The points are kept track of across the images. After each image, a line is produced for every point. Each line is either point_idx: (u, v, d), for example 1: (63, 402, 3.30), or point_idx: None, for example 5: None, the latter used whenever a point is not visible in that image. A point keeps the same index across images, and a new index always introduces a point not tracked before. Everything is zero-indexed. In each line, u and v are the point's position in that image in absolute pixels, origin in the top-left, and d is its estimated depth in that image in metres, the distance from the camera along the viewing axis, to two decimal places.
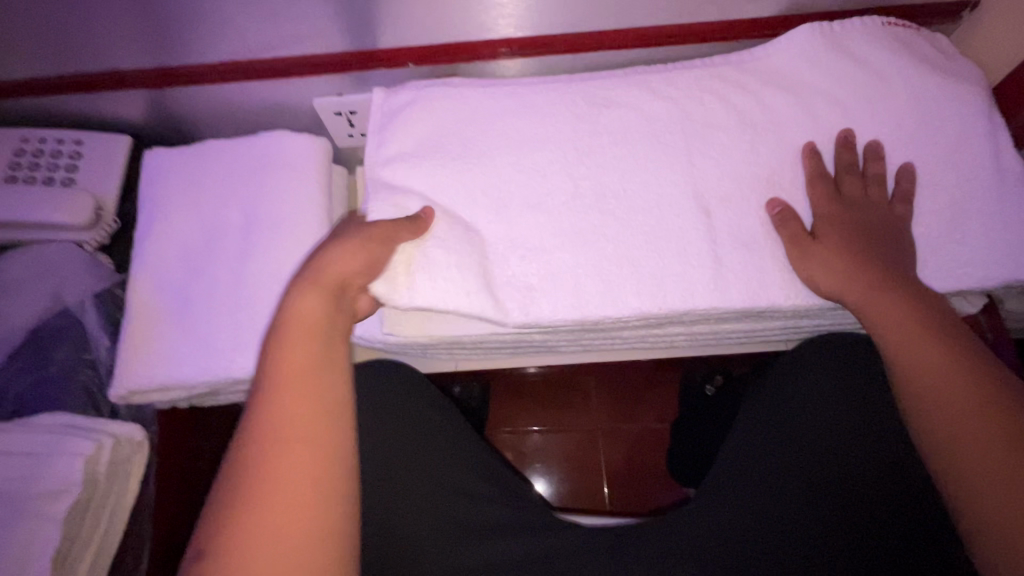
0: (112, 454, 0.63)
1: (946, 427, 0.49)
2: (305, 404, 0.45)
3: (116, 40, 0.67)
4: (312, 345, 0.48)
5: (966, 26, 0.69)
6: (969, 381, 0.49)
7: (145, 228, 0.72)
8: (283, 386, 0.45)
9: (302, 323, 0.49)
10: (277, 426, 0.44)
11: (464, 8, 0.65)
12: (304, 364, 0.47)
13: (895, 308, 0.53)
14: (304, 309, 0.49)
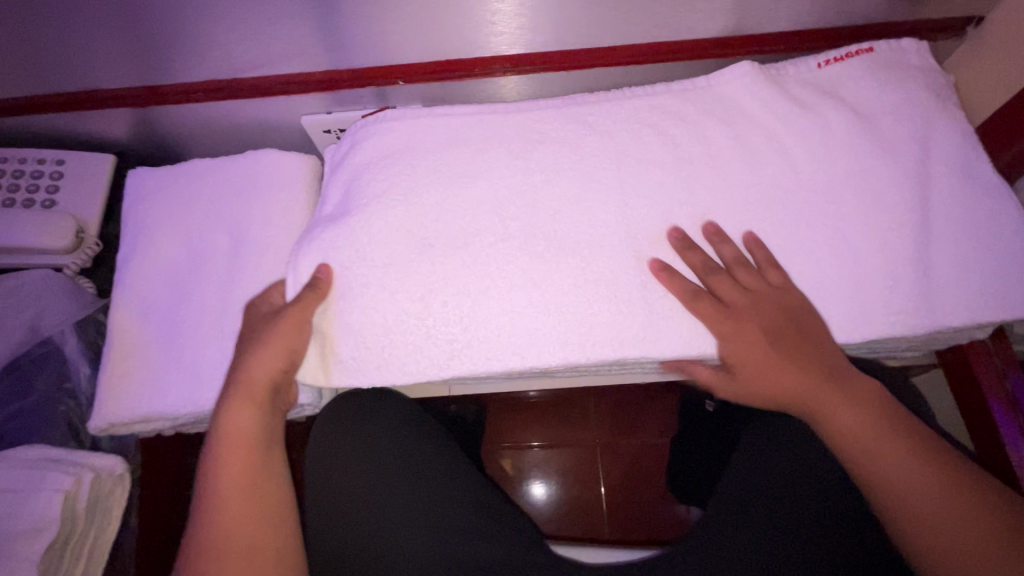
0: (93, 488, 0.61)
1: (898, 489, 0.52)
2: (252, 505, 0.56)
3: (96, 58, 0.65)
4: (241, 450, 0.57)
5: (971, 42, 0.67)
6: (919, 468, 0.52)
7: (128, 252, 0.70)
8: (234, 494, 0.56)
9: (236, 438, 0.57)
10: (236, 526, 0.55)
11: (456, 25, 0.63)
12: (242, 472, 0.57)
13: (827, 381, 0.55)
14: (239, 423, 0.57)
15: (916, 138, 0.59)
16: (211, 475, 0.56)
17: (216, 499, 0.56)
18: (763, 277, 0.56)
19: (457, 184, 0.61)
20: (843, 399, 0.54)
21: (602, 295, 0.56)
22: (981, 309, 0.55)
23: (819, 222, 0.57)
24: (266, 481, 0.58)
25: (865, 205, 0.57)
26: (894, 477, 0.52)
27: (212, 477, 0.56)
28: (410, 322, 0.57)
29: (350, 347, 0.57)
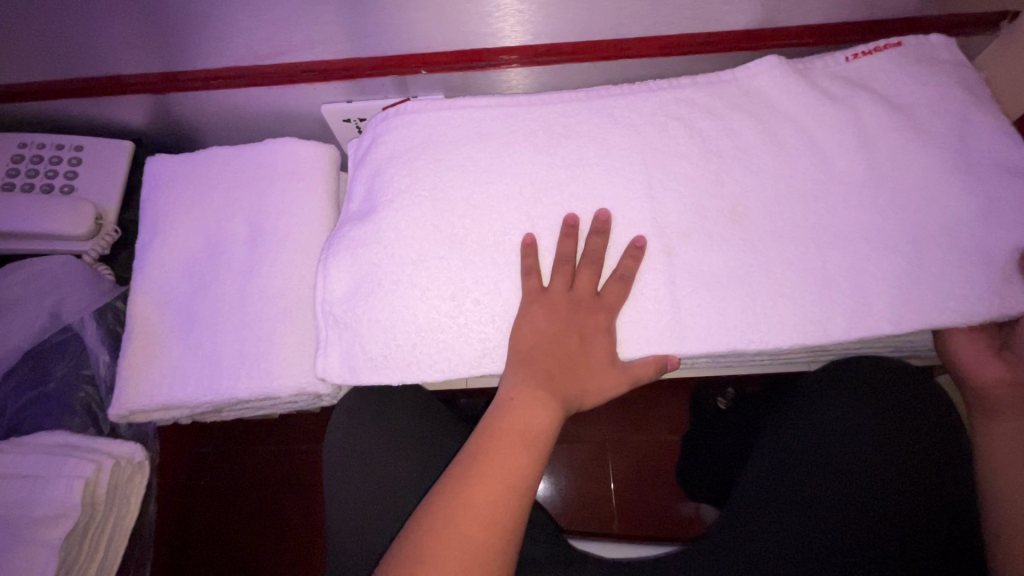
0: (113, 475, 0.61)
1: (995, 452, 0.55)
2: (509, 501, 0.48)
3: (117, 42, 0.64)
4: (529, 445, 0.52)
5: (1004, 38, 0.65)
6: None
7: (146, 240, 0.70)
8: (485, 486, 0.48)
9: (519, 426, 0.52)
10: (481, 514, 0.47)
11: (481, 14, 0.62)
12: (521, 466, 0.50)
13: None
14: (532, 412, 0.53)
15: (950, 135, 0.58)
16: (476, 459, 0.50)
17: (461, 487, 0.48)
18: (794, 270, 0.56)
19: (482, 178, 0.60)
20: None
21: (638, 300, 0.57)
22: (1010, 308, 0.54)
23: (849, 219, 0.57)
24: (525, 493, 0.49)
25: (897, 201, 0.57)
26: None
27: (468, 467, 0.50)
28: (439, 319, 0.57)
29: (378, 345, 0.57)
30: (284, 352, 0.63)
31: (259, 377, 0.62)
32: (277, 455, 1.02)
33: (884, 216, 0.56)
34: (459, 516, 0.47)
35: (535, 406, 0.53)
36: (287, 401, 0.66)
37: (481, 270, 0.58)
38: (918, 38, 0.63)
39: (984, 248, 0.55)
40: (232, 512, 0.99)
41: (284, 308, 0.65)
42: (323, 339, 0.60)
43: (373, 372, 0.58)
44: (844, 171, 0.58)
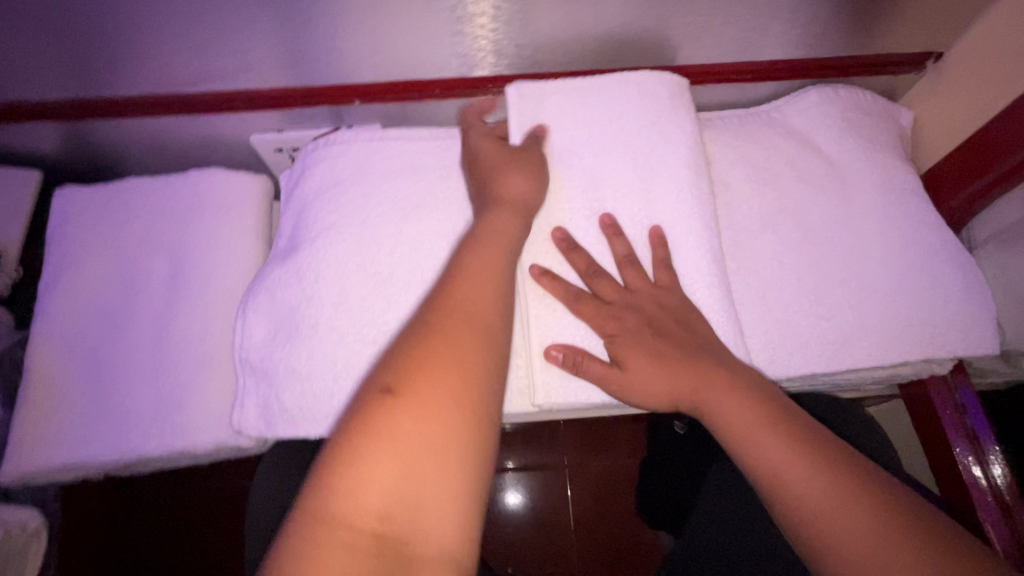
0: (2, 547, 0.55)
1: (806, 508, 0.42)
2: (455, 391, 0.34)
3: (18, 66, 0.59)
4: (479, 328, 0.38)
5: (930, 76, 0.67)
6: (786, 441, 0.45)
7: (51, 278, 0.64)
8: (423, 380, 0.34)
9: (455, 321, 0.38)
10: (423, 395, 0.34)
11: (414, 45, 0.60)
12: (467, 347, 0.36)
13: (725, 394, 0.48)
14: (476, 288, 0.41)
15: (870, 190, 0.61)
16: (409, 342, 0.36)
17: (388, 384, 0.34)
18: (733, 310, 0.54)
19: (412, 215, 0.58)
20: (767, 431, 0.46)
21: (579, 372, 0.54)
22: (934, 346, 0.56)
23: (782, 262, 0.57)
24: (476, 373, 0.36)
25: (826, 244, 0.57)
26: (788, 474, 0.44)
27: (393, 365, 0.35)
28: (362, 365, 0.53)
29: (298, 395, 0.54)
30: (201, 403, 0.58)
31: (172, 430, 0.57)
32: (215, 497, 0.96)
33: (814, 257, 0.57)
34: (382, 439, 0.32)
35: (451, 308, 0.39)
36: (208, 455, 0.61)
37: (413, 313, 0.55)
38: (834, 88, 0.65)
39: (901, 287, 0.57)
40: (162, 563, 0.92)
41: (203, 353, 0.60)
42: (241, 388, 0.56)
43: (291, 424, 0.54)
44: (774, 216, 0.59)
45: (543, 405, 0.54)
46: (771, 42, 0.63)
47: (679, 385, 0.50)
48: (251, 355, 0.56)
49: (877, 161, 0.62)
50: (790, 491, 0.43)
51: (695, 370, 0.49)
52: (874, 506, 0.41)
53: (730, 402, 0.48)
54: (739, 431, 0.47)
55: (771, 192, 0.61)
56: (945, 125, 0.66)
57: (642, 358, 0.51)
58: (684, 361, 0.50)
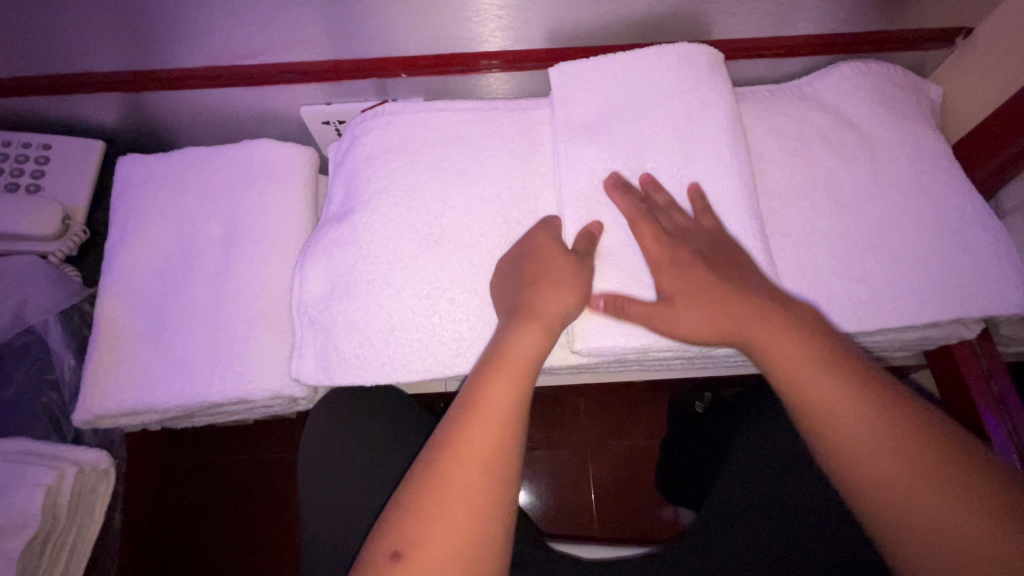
0: (76, 483, 0.59)
1: (858, 446, 0.44)
2: (501, 440, 0.45)
3: (92, 38, 0.63)
4: (518, 384, 0.48)
5: (959, 52, 0.69)
6: (840, 381, 0.47)
7: (116, 239, 0.68)
8: (478, 430, 0.45)
9: (490, 401, 0.46)
10: (477, 449, 0.44)
11: (460, 19, 0.63)
12: (509, 405, 0.46)
13: (775, 335, 0.50)
14: (525, 344, 0.50)
15: (899, 161, 0.63)
16: (466, 402, 0.46)
17: (456, 434, 0.45)
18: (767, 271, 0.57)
19: (459, 180, 0.61)
20: (817, 370, 0.48)
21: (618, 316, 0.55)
22: (963, 309, 0.57)
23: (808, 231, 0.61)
24: (516, 428, 0.46)
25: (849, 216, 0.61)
26: (841, 412, 0.46)
27: (458, 419, 0.46)
28: (415, 319, 0.57)
29: (354, 346, 0.57)
30: (258, 355, 0.62)
31: (231, 379, 0.61)
32: (251, 461, 1.00)
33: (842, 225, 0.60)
34: (447, 487, 0.43)
35: (495, 368, 0.48)
36: (262, 406, 0.65)
37: (463, 269, 0.58)
38: (864, 62, 0.67)
39: (929, 253, 0.59)
40: (202, 523, 0.96)
41: (258, 309, 0.64)
42: (299, 340, 0.59)
43: (348, 372, 0.57)
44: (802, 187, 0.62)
45: (582, 351, 0.56)
46: (804, 17, 0.65)
47: (726, 322, 0.51)
48: (308, 310, 0.59)
49: (907, 132, 0.64)
50: (843, 428, 0.45)
51: (745, 309, 0.51)
52: (924, 448, 0.43)
53: (784, 342, 0.49)
54: (796, 370, 0.48)
55: (802, 161, 0.63)
56: (974, 99, 0.68)
57: (692, 300, 0.52)
58: (733, 302, 0.51)
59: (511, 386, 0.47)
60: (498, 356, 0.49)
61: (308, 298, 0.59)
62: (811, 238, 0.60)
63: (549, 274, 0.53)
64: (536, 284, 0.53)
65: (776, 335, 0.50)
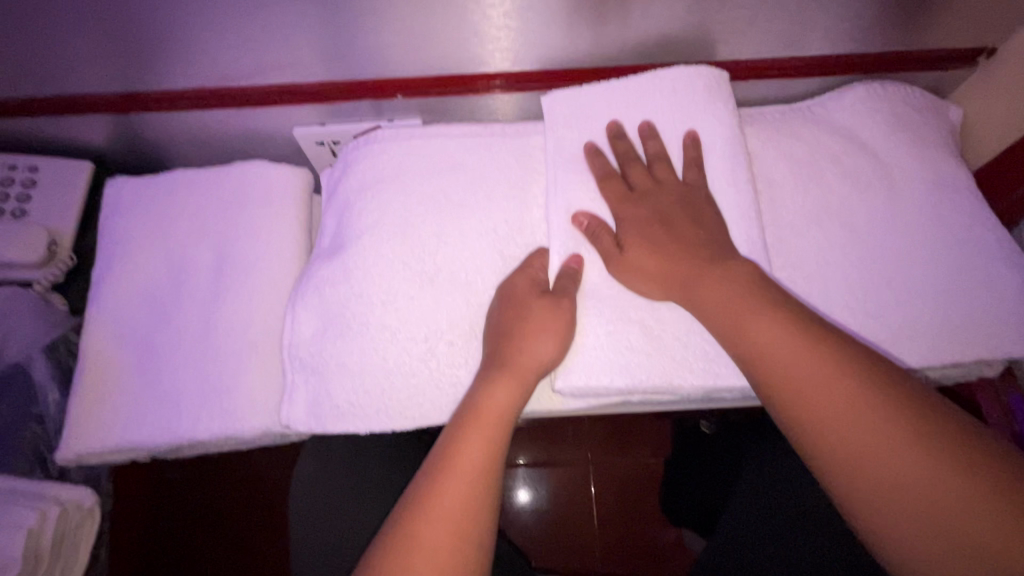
0: (59, 524, 0.57)
1: (817, 411, 0.41)
2: (473, 497, 0.42)
3: (76, 59, 0.61)
4: (493, 437, 0.45)
5: (981, 73, 0.66)
6: (794, 341, 0.44)
7: (104, 270, 0.66)
8: (451, 486, 0.42)
9: (462, 461, 0.43)
10: (444, 511, 0.40)
11: (458, 40, 0.60)
12: (484, 460, 0.43)
13: (726, 291, 0.48)
14: (498, 399, 0.47)
15: (917, 188, 0.60)
16: (435, 460, 0.43)
17: (428, 489, 0.42)
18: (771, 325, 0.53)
19: (455, 212, 0.58)
20: (769, 321, 0.45)
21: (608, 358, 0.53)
22: (986, 349, 0.55)
23: (820, 264, 0.58)
24: (490, 487, 0.43)
25: (862, 250, 0.58)
26: (796, 377, 0.42)
27: (428, 474, 0.43)
28: (411, 363, 0.54)
29: (346, 390, 0.55)
30: (247, 390, 0.60)
31: (219, 415, 0.59)
32: (249, 483, 0.98)
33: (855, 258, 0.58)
34: (411, 555, 0.39)
35: (467, 427, 0.45)
36: (252, 441, 0.63)
37: (462, 310, 0.55)
38: (881, 84, 0.64)
39: (949, 288, 0.56)
40: (198, 545, 0.95)
41: (248, 341, 0.62)
42: (289, 383, 0.57)
43: (342, 418, 0.55)
44: (814, 217, 0.60)
45: (564, 390, 0.53)
46: (817, 37, 0.62)
47: (682, 277, 0.50)
48: (300, 353, 0.57)
49: (925, 158, 0.61)
50: (798, 389, 0.42)
51: (707, 269, 0.49)
52: (892, 409, 0.40)
53: (732, 294, 0.47)
54: (751, 330, 0.45)
55: (816, 189, 0.61)
56: (999, 121, 0.64)
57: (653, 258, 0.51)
58: (701, 265, 0.50)
59: (483, 441, 0.44)
60: (470, 413, 0.46)
61: (291, 338, 0.57)
62: (824, 271, 0.58)
63: (526, 321, 0.51)
64: (512, 334, 0.50)
65: (732, 292, 0.47)
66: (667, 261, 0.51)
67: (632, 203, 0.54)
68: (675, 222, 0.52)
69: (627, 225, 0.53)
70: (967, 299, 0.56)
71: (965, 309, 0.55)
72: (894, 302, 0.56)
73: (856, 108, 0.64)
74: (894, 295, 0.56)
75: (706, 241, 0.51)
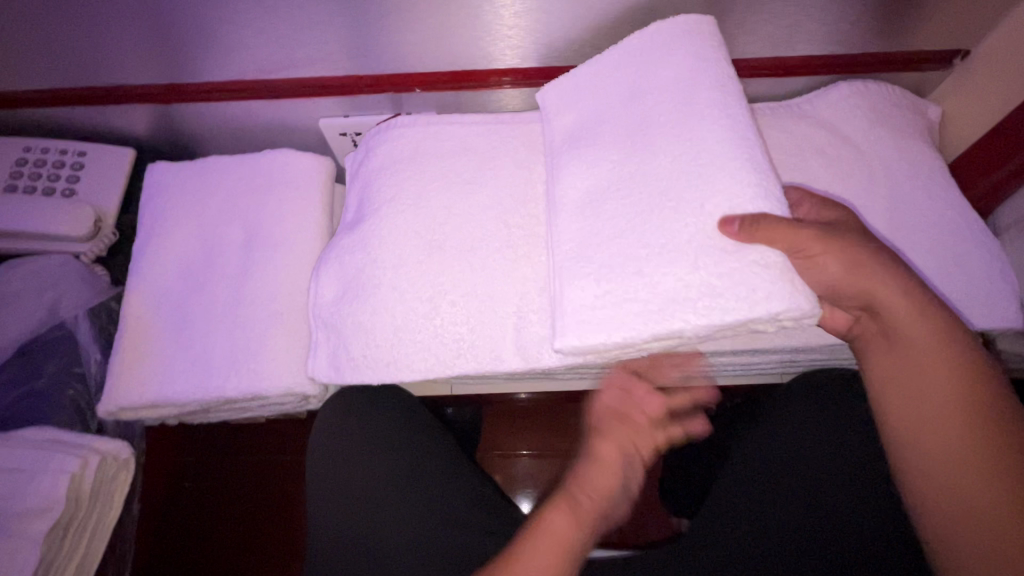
0: (99, 472, 0.62)
1: (923, 426, 0.49)
2: (558, 559, 0.51)
3: (127, 53, 0.67)
4: (586, 515, 0.54)
5: (958, 73, 0.70)
6: (943, 359, 0.49)
7: (143, 242, 0.72)
8: (539, 552, 0.51)
9: (552, 525, 0.52)
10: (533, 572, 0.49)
11: (472, 37, 0.66)
12: (568, 530, 0.52)
13: (901, 303, 0.50)
14: (602, 481, 0.56)
15: (896, 177, 0.65)
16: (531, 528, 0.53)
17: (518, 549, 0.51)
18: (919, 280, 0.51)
19: (467, 191, 0.63)
20: (931, 336, 0.50)
21: (593, 305, 0.53)
22: (958, 324, 0.59)
23: None
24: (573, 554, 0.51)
25: None
26: (919, 392, 0.50)
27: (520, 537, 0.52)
28: (422, 324, 0.59)
29: (363, 347, 0.60)
30: (273, 354, 0.65)
31: (247, 375, 0.64)
32: (267, 465, 1.05)
33: None
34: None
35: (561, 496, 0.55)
36: (275, 402, 0.68)
37: (470, 278, 0.60)
38: (864, 83, 0.69)
39: (924, 267, 0.61)
40: (218, 525, 1.02)
41: (275, 310, 0.67)
42: (313, 341, 0.63)
43: (358, 367, 0.60)
44: None
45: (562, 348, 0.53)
46: (803, 38, 0.67)
47: (908, 347, 0.50)
48: (321, 304, 0.63)
49: (904, 150, 0.66)
50: (921, 405, 0.50)
51: (930, 341, 0.50)
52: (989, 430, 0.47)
53: (909, 316, 0.50)
54: (914, 343, 0.50)
55: (801, 176, 0.65)
56: (976, 118, 0.69)
57: (898, 325, 0.50)
58: (943, 360, 0.49)
59: (573, 510, 0.54)
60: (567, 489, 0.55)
61: (320, 296, 0.63)
62: None
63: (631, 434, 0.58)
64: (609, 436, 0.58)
65: (910, 311, 0.50)
66: (935, 345, 0.50)
67: (879, 277, 0.50)
68: (934, 306, 0.50)
69: (880, 291, 0.50)
70: (941, 279, 0.60)
71: (940, 288, 0.60)
72: None
73: (841, 104, 0.68)
74: None
75: (954, 354, 0.49)
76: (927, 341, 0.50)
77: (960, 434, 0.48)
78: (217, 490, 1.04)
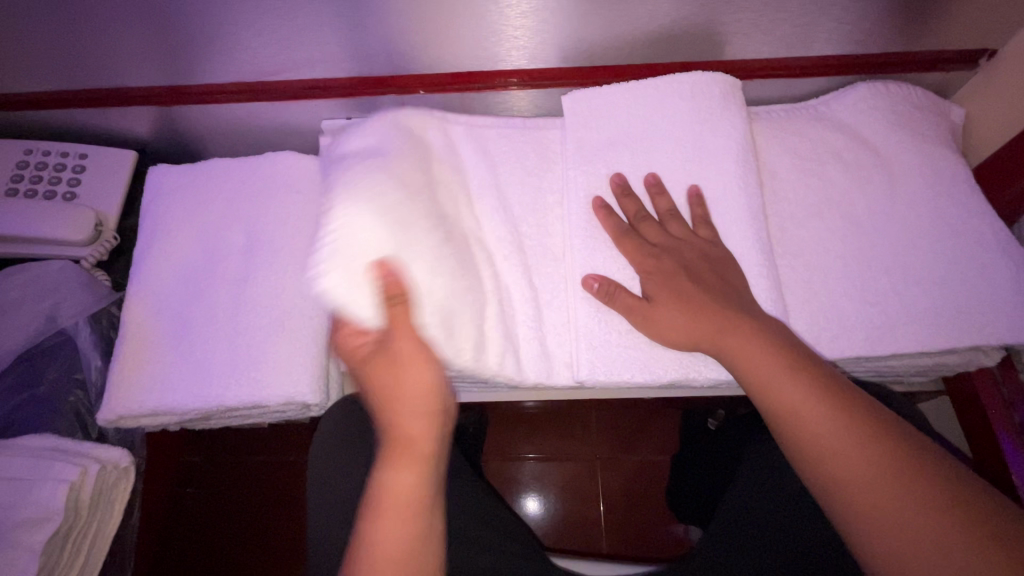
0: (99, 479, 0.61)
1: (828, 462, 0.46)
2: (415, 537, 0.48)
3: (127, 55, 0.66)
4: (423, 469, 0.51)
5: (983, 74, 0.68)
6: (801, 392, 0.48)
7: (145, 246, 0.71)
8: (393, 525, 0.48)
9: (398, 491, 0.49)
10: (390, 558, 0.47)
11: (477, 37, 0.64)
12: (413, 493, 0.50)
13: (749, 345, 0.50)
14: (402, 474, 0.50)
15: (917, 183, 0.62)
16: (373, 499, 0.50)
17: (374, 529, 0.48)
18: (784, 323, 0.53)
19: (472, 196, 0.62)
20: (791, 376, 0.49)
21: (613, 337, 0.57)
22: (982, 337, 0.56)
23: (819, 253, 0.60)
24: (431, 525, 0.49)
25: (861, 240, 0.60)
26: (808, 425, 0.47)
27: (375, 510, 0.49)
28: None
29: None
30: (273, 362, 0.64)
31: (247, 384, 0.63)
32: (271, 466, 1.05)
33: (849, 248, 0.60)
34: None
35: (399, 461, 0.50)
36: (277, 410, 0.67)
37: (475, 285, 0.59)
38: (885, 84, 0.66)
39: (945, 278, 0.58)
40: (222, 527, 1.02)
41: (276, 317, 0.66)
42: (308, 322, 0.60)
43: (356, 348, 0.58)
44: (815, 209, 0.62)
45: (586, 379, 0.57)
46: (821, 37, 0.65)
47: (765, 384, 0.49)
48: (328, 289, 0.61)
49: (926, 155, 0.63)
50: (811, 445, 0.47)
51: (778, 371, 0.49)
52: (898, 462, 0.44)
53: (758, 349, 0.50)
54: (770, 377, 0.49)
55: (817, 182, 0.63)
56: (1002, 120, 0.66)
57: (754, 363, 0.50)
58: (811, 392, 0.48)
59: (416, 475, 0.50)
60: (389, 456, 0.51)
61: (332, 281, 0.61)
62: (823, 260, 0.60)
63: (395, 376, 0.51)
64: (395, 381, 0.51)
65: (760, 350, 0.50)
66: (796, 380, 0.49)
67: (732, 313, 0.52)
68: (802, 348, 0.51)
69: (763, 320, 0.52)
70: (964, 290, 0.58)
71: (962, 299, 0.57)
72: (890, 292, 0.58)
73: (860, 105, 0.66)
74: (892, 284, 0.59)
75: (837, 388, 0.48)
76: (791, 377, 0.49)
77: (864, 464, 0.45)
78: (220, 491, 1.04)
